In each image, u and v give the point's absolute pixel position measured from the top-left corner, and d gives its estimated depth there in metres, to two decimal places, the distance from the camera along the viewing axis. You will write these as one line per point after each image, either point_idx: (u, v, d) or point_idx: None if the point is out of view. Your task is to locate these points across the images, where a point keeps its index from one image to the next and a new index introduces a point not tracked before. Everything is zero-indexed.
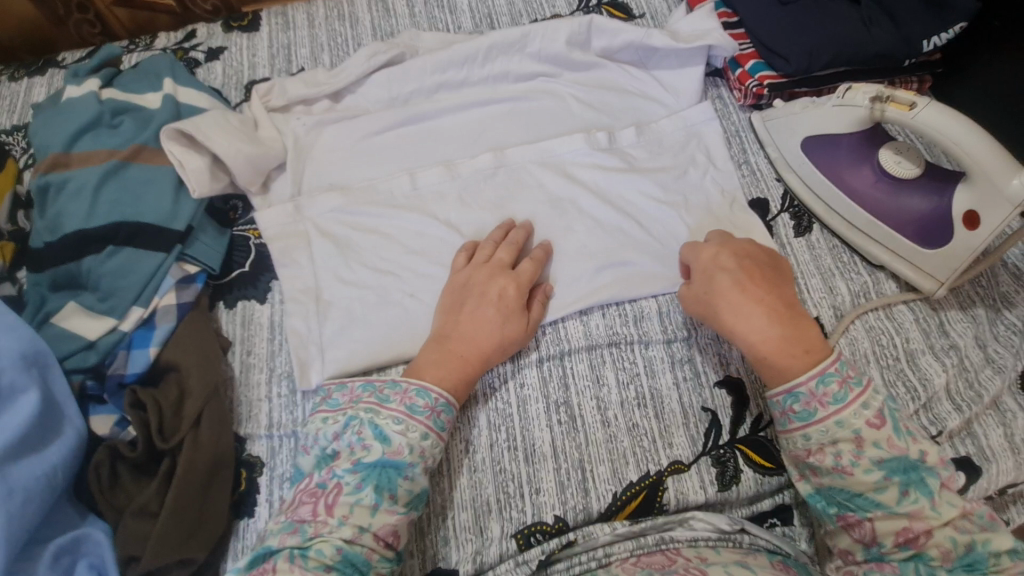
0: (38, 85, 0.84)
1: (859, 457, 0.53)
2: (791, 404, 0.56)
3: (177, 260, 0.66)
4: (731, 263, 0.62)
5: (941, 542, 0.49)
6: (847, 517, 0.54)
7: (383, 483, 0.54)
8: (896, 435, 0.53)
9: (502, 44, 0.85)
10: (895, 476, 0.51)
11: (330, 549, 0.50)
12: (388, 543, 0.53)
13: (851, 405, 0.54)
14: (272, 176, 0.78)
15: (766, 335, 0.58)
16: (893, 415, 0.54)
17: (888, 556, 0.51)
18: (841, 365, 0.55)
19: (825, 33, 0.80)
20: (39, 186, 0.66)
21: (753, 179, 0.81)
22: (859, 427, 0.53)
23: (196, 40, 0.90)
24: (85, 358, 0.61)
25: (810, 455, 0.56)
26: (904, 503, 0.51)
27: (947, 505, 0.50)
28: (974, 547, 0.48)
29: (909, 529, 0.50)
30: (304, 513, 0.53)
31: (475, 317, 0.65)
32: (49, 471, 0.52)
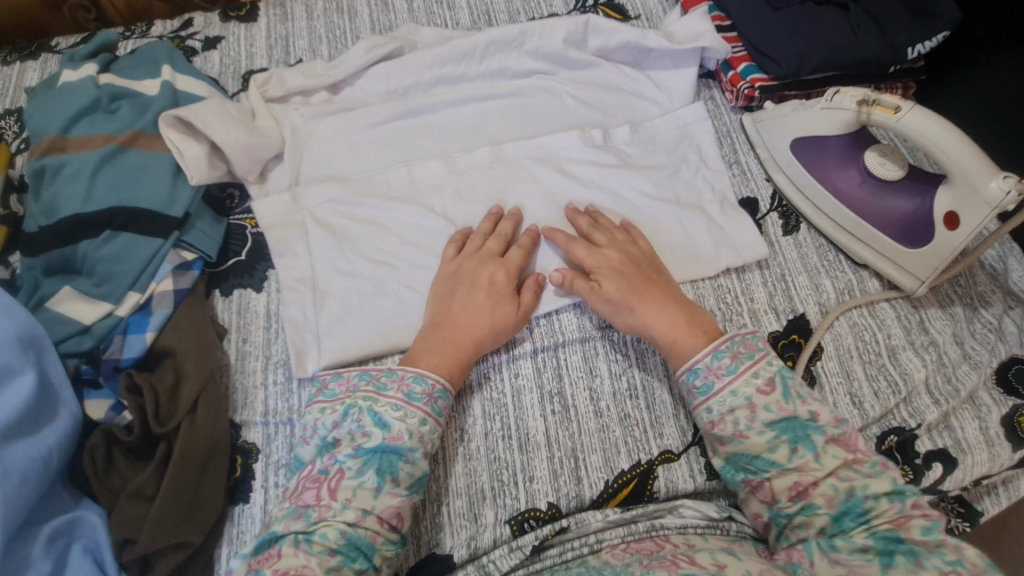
0: (31, 69, 0.84)
1: (752, 421, 0.57)
2: (692, 381, 0.60)
3: (173, 247, 0.66)
4: (626, 267, 0.67)
5: (826, 491, 0.54)
6: (751, 481, 0.57)
7: (385, 467, 0.55)
8: (785, 400, 0.57)
9: (500, 41, 0.86)
10: (784, 436, 0.56)
11: (334, 534, 0.51)
12: (392, 525, 0.54)
13: (742, 375, 0.58)
14: (269, 166, 0.79)
15: (670, 326, 0.63)
16: (784, 383, 0.58)
17: (787, 513, 0.55)
18: (733, 343, 0.60)
19: (815, 39, 0.82)
20: (35, 169, 0.65)
21: (743, 178, 0.83)
22: (750, 393, 0.57)
23: (193, 29, 0.90)
24: (80, 342, 0.61)
25: (714, 426, 0.59)
26: (794, 459, 0.55)
27: (830, 457, 0.55)
28: (854, 494, 0.53)
29: (799, 483, 0.55)
30: (309, 498, 0.54)
31: (467, 305, 0.66)
32: (45, 454, 0.52)
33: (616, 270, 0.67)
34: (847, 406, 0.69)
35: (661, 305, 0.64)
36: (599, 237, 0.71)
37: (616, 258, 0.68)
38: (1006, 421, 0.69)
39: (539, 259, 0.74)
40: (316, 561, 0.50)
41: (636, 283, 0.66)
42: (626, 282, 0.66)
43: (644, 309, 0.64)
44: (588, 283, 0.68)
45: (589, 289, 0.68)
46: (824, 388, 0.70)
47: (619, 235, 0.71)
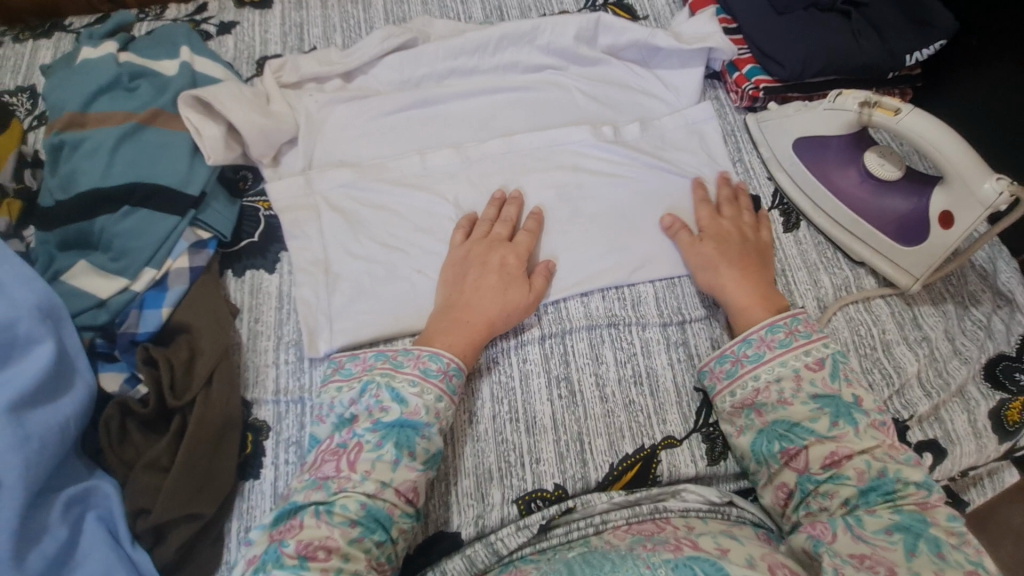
0: (44, 48, 0.84)
1: (797, 391, 0.61)
2: (744, 350, 0.64)
3: (190, 225, 0.67)
4: (736, 238, 0.73)
5: (859, 465, 0.56)
6: (788, 450, 0.59)
7: (402, 441, 0.56)
8: (831, 379, 0.61)
9: (513, 35, 0.88)
10: (826, 409, 0.59)
11: (354, 505, 0.53)
12: (409, 499, 0.56)
13: (794, 349, 0.62)
14: (282, 150, 0.80)
15: (744, 293, 0.68)
16: (835, 364, 0.61)
17: (816, 480, 0.57)
18: (792, 321, 0.64)
19: (818, 43, 0.85)
20: (53, 143, 0.66)
21: (746, 176, 0.85)
22: (799, 367, 0.61)
23: (207, 13, 0.91)
24: (96, 316, 0.61)
25: (758, 394, 0.62)
26: (834, 429, 0.58)
27: (870, 437, 0.57)
28: (887, 474, 0.55)
29: (835, 454, 0.57)
30: (328, 470, 0.55)
31: (479, 288, 0.68)
32: (63, 422, 0.53)
33: (724, 238, 0.73)
34: None
35: (747, 279, 0.69)
36: (728, 210, 0.77)
37: (730, 229, 0.74)
38: (993, 414, 0.72)
39: (545, 245, 0.76)
40: (338, 533, 0.51)
41: (734, 250, 0.72)
42: (727, 247, 0.72)
43: (733, 271, 0.70)
44: (691, 236, 0.74)
45: (689, 242, 0.74)
46: None
47: (746, 218, 0.76)
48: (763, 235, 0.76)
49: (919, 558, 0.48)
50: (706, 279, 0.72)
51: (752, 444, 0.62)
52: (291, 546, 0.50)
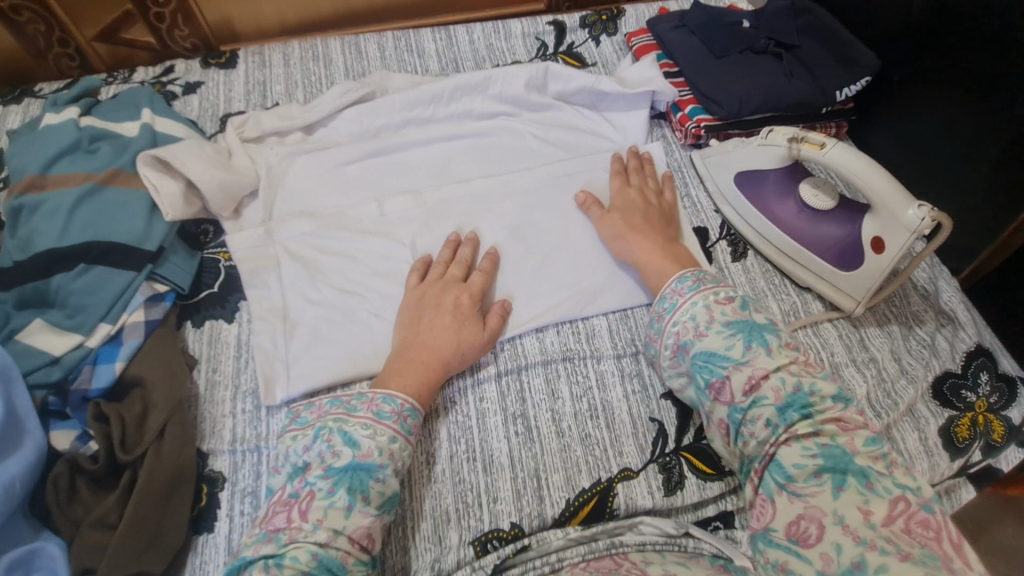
0: (13, 112, 0.87)
1: (711, 323, 0.61)
2: (660, 305, 0.67)
3: (147, 279, 0.69)
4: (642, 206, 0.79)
5: (775, 384, 0.55)
6: (714, 384, 0.59)
7: (355, 485, 0.56)
8: (740, 308, 0.62)
9: (466, 85, 0.93)
10: (739, 335, 0.59)
11: (305, 556, 0.52)
12: (363, 546, 0.55)
13: (703, 291, 0.64)
14: (244, 202, 0.82)
15: (645, 249, 0.74)
16: (745, 300, 0.64)
17: (742, 408, 0.56)
18: (698, 273, 0.67)
19: (753, 85, 0.91)
20: (13, 206, 0.68)
21: (694, 210, 0.89)
22: (709, 303, 0.63)
23: (174, 75, 0.95)
24: (49, 374, 0.62)
25: (680, 335, 0.64)
26: (747, 353, 0.58)
27: (782, 355, 0.57)
28: (801, 389, 0.55)
29: (753, 378, 0.57)
30: (279, 522, 0.54)
31: (433, 327, 0.69)
32: (8, 483, 0.52)
33: (628, 206, 0.79)
34: None
35: (647, 235, 0.75)
36: (634, 177, 0.84)
37: (632, 198, 0.80)
38: (944, 432, 0.73)
39: (500, 285, 0.78)
40: None
41: (637, 218, 0.77)
42: (629, 215, 0.78)
43: (635, 235, 0.76)
44: (601, 210, 0.80)
45: (600, 217, 0.80)
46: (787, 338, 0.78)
47: (651, 183, 0.84)
48: (667, 196, 0.84)
49: (846, 492, 0.48)
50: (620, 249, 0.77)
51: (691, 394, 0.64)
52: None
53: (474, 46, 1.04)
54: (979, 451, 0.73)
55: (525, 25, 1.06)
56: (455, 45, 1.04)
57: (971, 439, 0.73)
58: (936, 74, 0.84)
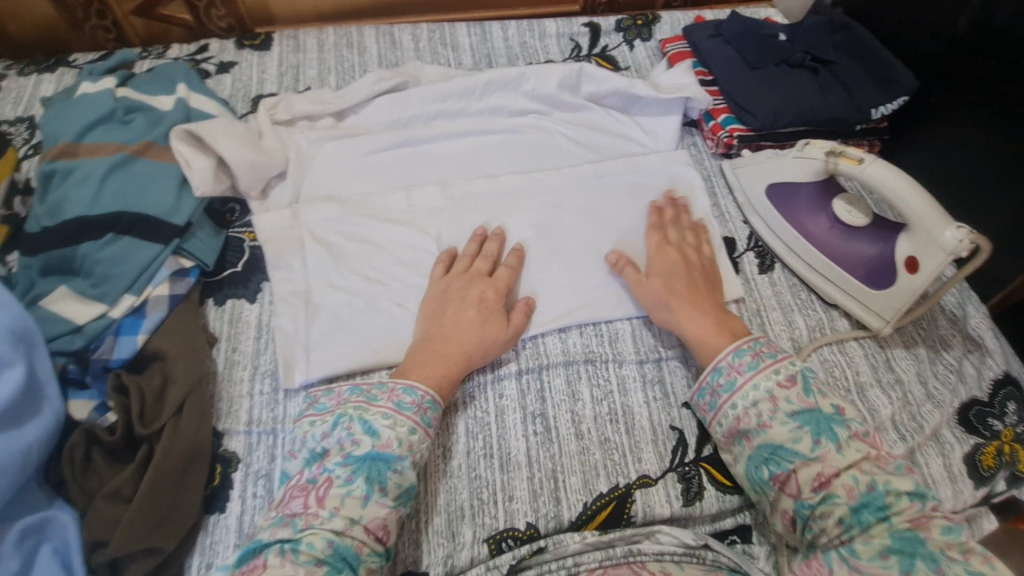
0: (47, 81, 0.87)
1: (775, 412, 0.60)
2: (716, 380, 0.65)
3: (173, 253, 0.68)
4: (681, 270, 0.74)
5: (847, 481, 0.55)
6: (779, 476, 0.58)
7: (373, 475, 0.55)
8: (805, 394, 0.61)
9: (499, 82, 0.92)
10: (806, 427, 0.59)
11: (320, 543, 0.51)
12: (378, 537, 0.54)
13: (763, 370, 0.63)
14: (271, 184, 0.82)
15: (698, 325, 0.69)
16: (806, 380, 0.62)
17: (809, 504, 0.56)
18: (756, 344, 0.66)
19: (788, 97, 0.91)
20: (45, 172, 0.68)
21: (723, 220, 0.89)
22: (771, 387, 0.62)
23: (208, 53, 0.95)
24: (71, 341, 0.61)
25: (739, 421, 0.62)
26: (817, 449, 0.57)
27: (854, 451, 0.56)
28: (876, 488, 0.54)
29: (823, 474, 0.56)
30: (296, 507, 0.54)
31: (456, 320, 0.68)
32: (25, 449, 0.52)
33: (669, 271, 0.74)
34: None
35: (699, 305, 0.70)
36: (672, 234, 0.79)
37: (675, 259, 0.75)
38: (968, 460, 0.72)
39: (525, 282, 0.78)
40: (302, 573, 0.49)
41: (682, 284, 0.72)
42: (673, 280, 0.73)
43: (681, 306, 0.71)
44: (637, 273, 0.75)
45: (636, 280, 0.75)
46: None
47: (688, 237, 0.79)
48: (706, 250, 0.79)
49: None
50: (662, 318, 0.72)
51: (747, 474, 0.62)
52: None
53: (508, 44, 1.04)
54: (1004, 481, 0.71)
55: (560, 25, 1.06)
56: (489, 42, 1.03)
57: (996, 469, 0.71)
58: (975, 97, 0.83)
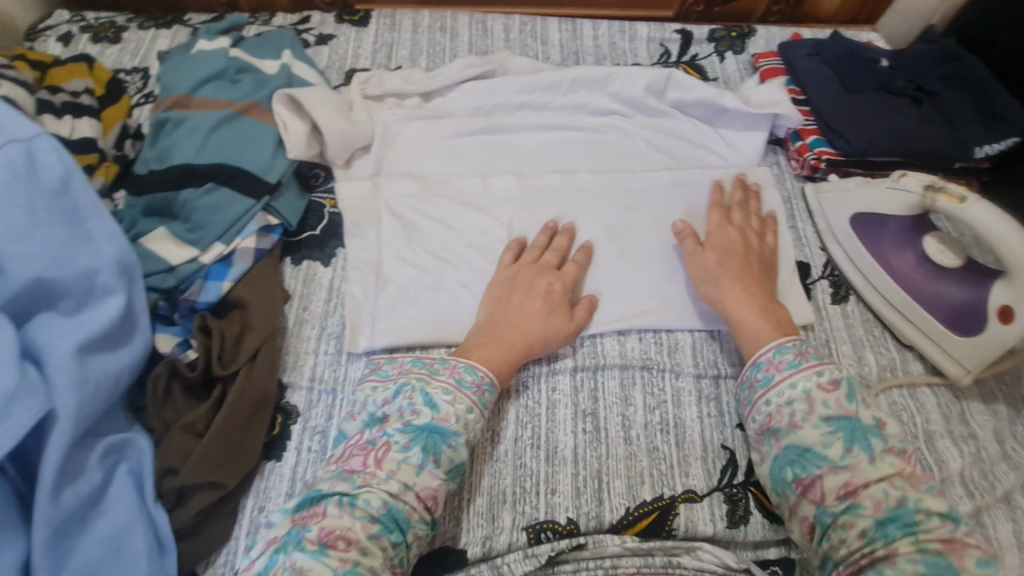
0: (163, 36, 0.92)
1: (809, 414, 0.58)
2: (755, 375, 0.64)
3: (262, 209, 0.71)
4: (739, 249, 0.74)
5: (875, 494, 0.52)
6: (802, 480, 0.56)
7: (429, 446, 0.56)
8: (848, 400, 0.58)
9: (586, 78, 0.92)
10: (840, 434, 0.56)
11: (376, 502, 0.52)
12: (426, 506, 0.55)
13: (805, 370, 0.61)
14: (355, 155, 0.84)
15: (743, 306, 0.69)
16: (851, 386, 0.59)
17: (832, 512, 0.53)
18: (800, 346, 0.64)
19: (885, 125, 0.87)
20: (159, 119, 0.73)
21: (800, 244, 0.86)
22: (810, 387, 0.59)
23: (309, 25, 0.98)
24: (164, 280, 0.65)
25: (772, 418, 0.60)
26: (847, 457, 0.54)
27: (887, 465, 0.53)
28: (906, 504, 0.51)
29: (850, 484, 0.53)
30: (354, 464, 0.55)
31: (521, 310, 0.69)
32: (116, 372, 0.55)
33: (726, 249, 0.74)
34: None
35: (745, 288, 0.70)
36: (736, 216, 0.79)
37: (735, 238, 0.75)
38: None
39: (591, 281, 0.78)
40: (358, 526, 0.50)
41: (733, 265, 0.72)
42: (728, 259, 0.73)
43: (731, 283, 0.70)
44: (697, 245, 0.75)
45: (693, 251, 0.75)
46: None
47: (754, 222, 0.79)
48: (768, 241, 0.79)
49: None
50: (708, 293, 0.72)
51: (771, 473, 0.59)
52: (313, 532, 0.50)
53: (597, 43, 1.03)
54: None
55: (652, 30, 1.05)
56: (579, 39, 1.03)
57: None
58: None
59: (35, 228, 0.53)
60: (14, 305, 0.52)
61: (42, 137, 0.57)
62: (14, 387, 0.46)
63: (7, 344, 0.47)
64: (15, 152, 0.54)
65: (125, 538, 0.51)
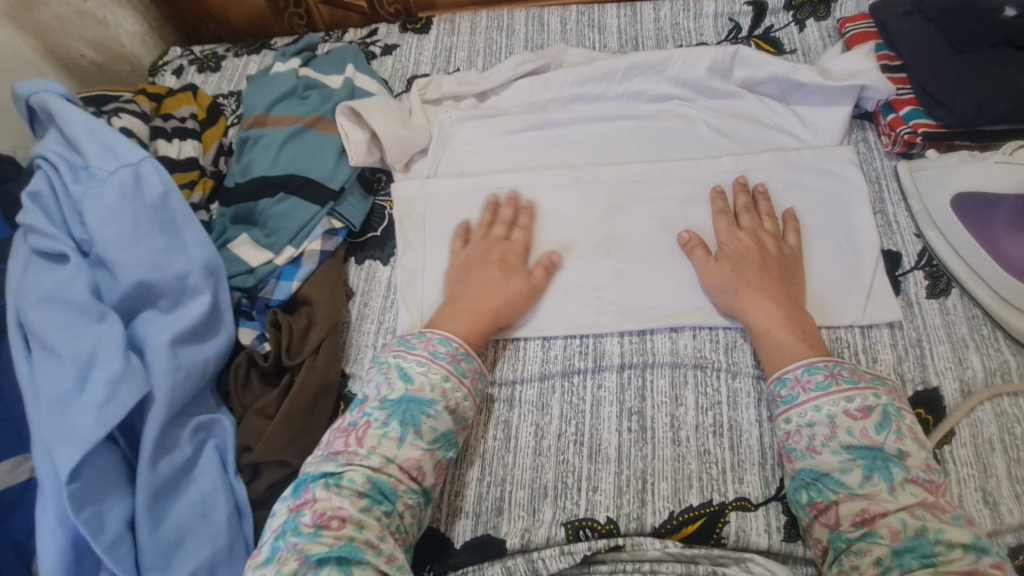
0: (254, 61, 1.03)
1: (829, 439, 0.58)
2: (779, 390, 0.63)
3: (327, 214, 0.78)
4: (752, 254, 0.71)
5: (892, 523, 0.52)
6: (817, 504, 0.57)
7: (407, 418, 0.59)
8: (876, 430, 0.57)
9: (642, 65, 0.89)
10: (860, 462, 0.56)
11: (359, 478, 0.55)
12: (412, 476, 0.58)
13: (834, 394, 0.60)
14: (414, 158, 0.89)
15: (766, 315, 0.67)
16: (884, 414, 0.58)
17: (847, 537, 0.54)
18: (833, 365, 0.62)
19: (998, 86, 0.75)
20: (241, 138, 0.82)
21: (888, 230, 0.76)
22: (835, 413, 0.59)
23: (376, 36, 1.04)
24: (244, 280, 0.73)
25: (788, 438, 0.61)
26: (865, 485, 0.55)
27: (908, 494, 0.54)
28: (925, 534, 0.51)
29: (867, 511, 0.54)
30: (338, 445, 0.58)
31: (482, 281, 0.72)
32: (204, 361, 0.63)
33: (741, 256, 0.71)
34: (976, 503, 0.60)
35: (769, 297, 0.68)
36: (745, 219, 0.75)
37: (746, 244, 0.72)
38: None
39: (641, 276, 0.76)
40: (347, 503, 0.53)
41: (752, 272, 0.70)
42: (744, 266, 0.70)
43: (750, 293, 0.69)
44: (706, 255, 0.73)
45: (704, 262, 0.73)
46: (948, 476, 0.62)
47: (767, 224, 0.75)
48: (790, 241, 0.74)
49: None
50: (726, 302, 0.70)
51: (789, 496, 0.60)
52: (307, 517, 0.53)
53: (658, 25, 0.99)
54: None
55: (720, 4, 0.98)
56: (639, 23, 0.99)
57: None
58: None
59: (138, 238, 0.63)
60: (125, 304, 0.62)
61: (146, 161, 0.66)
62: (120, 370, 0.56)
63: (115, 337, 0.57)
64: (124, 175, 0.64)
65: (210, 504, 0.59)
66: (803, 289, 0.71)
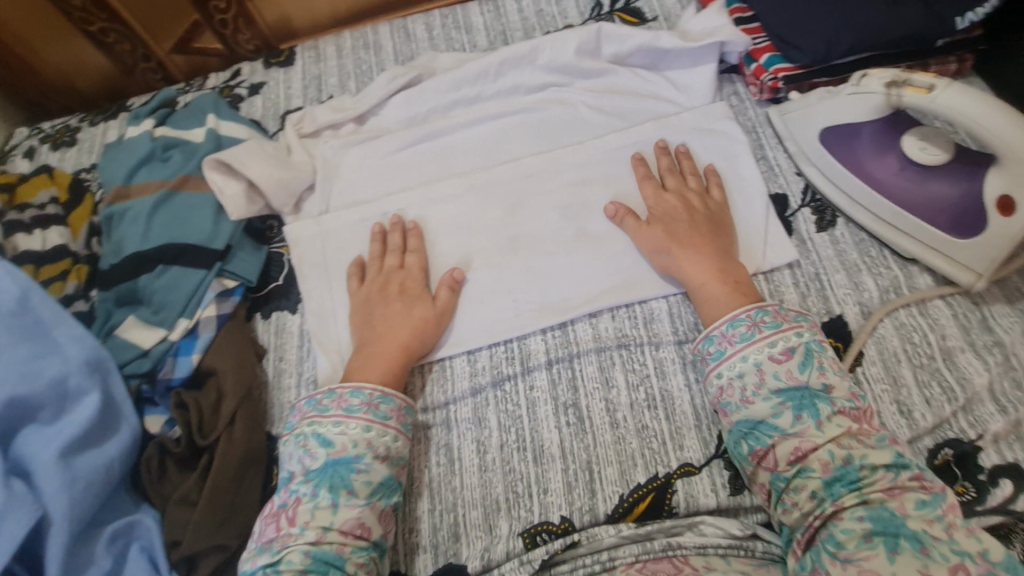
0: (112, 128, 0.97)
1: (760, 387, 0.60)
2: (707, 347, 0.65)
3: (217, 276, 0.74)
4: (682, 214, 0.72)
5: (823, 456, 0.55)
6: (756, 451, 0.58)
7: (336, 482, 0.57)
8: (799, 370, 0.59)
9: (513, 59, 0.88)
10: (789, 404, 0.58)
11: (298, 557, 0.53)
12: (358, 535, 0.56)
13: (758, 342, 0.61)
14: (303, 197, 0.85)
15: (700, 271, 0.68)
16: (806, 352, 0.60)
17: (786, 477, 0.56)
18: (759, 313, 0.63)
19: (842, 20, 0.77)
20: (105, 215, 0.76)
21: (771, 175, 0.80)
22: (761, 360, 0.60)
23: (240, 77, 0.99)
24: (140, 364, 0.68)
25: (722, 393, 0.62)
26: (796, 424, 0.57)
27: (836, 426, 0.56)
28: (851, 462, 0.53)
29: (800, 449, 0.56)
30: (270, 533, 0.56)
31: (388, 317, 0.70)
32: (107, 464, 0.59)
33: (670, 216, 0.72)
34: (892, 416, 0.63)
35: (703, 252, 0.69)
36: (670, 182, 0.76)
37: (674, 205, 0.73)
38: None
39: (552, 267, 0.76)
40: None
41: (685, 230, 0.71)
42: (675, 226, 0.71)
43: (684, 253, 0.70)
44: (638, 222, 0.73)
45: (637, 229, 0.73)
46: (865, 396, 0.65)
47: (692, 183, 0.76)
48: (715, 195, 0.75)
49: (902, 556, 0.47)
50: (664, 264, 0.71)
51: (730, 451, 0.61)
52: None
53: (523, 15, 0.99)
54: None
55: None
56: (504, 16, 0.99)
57: None
58: None
59: None
60: None
61: None
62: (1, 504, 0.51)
63: None
64: None
65: None
66: (735, 239, 0.73)
